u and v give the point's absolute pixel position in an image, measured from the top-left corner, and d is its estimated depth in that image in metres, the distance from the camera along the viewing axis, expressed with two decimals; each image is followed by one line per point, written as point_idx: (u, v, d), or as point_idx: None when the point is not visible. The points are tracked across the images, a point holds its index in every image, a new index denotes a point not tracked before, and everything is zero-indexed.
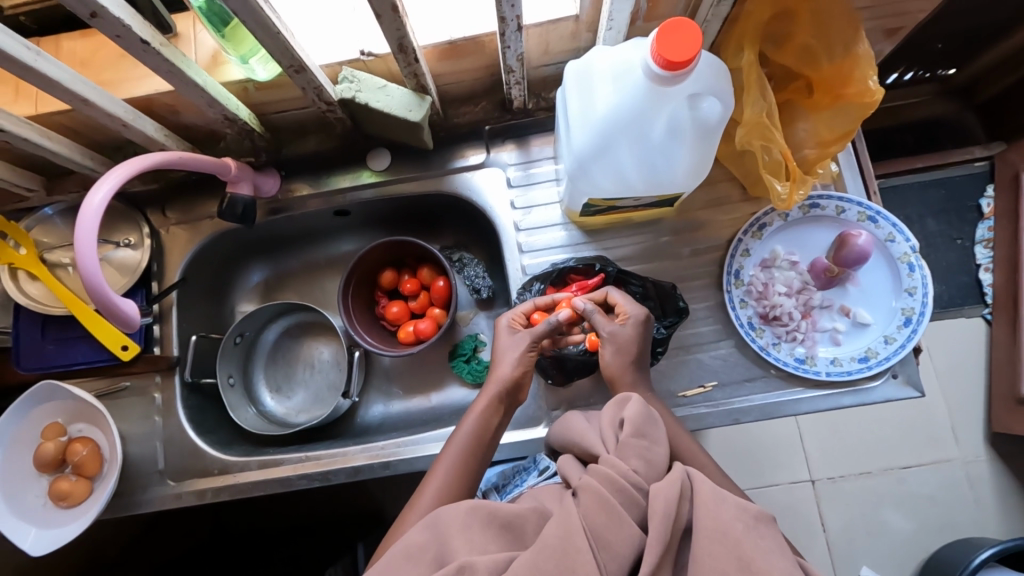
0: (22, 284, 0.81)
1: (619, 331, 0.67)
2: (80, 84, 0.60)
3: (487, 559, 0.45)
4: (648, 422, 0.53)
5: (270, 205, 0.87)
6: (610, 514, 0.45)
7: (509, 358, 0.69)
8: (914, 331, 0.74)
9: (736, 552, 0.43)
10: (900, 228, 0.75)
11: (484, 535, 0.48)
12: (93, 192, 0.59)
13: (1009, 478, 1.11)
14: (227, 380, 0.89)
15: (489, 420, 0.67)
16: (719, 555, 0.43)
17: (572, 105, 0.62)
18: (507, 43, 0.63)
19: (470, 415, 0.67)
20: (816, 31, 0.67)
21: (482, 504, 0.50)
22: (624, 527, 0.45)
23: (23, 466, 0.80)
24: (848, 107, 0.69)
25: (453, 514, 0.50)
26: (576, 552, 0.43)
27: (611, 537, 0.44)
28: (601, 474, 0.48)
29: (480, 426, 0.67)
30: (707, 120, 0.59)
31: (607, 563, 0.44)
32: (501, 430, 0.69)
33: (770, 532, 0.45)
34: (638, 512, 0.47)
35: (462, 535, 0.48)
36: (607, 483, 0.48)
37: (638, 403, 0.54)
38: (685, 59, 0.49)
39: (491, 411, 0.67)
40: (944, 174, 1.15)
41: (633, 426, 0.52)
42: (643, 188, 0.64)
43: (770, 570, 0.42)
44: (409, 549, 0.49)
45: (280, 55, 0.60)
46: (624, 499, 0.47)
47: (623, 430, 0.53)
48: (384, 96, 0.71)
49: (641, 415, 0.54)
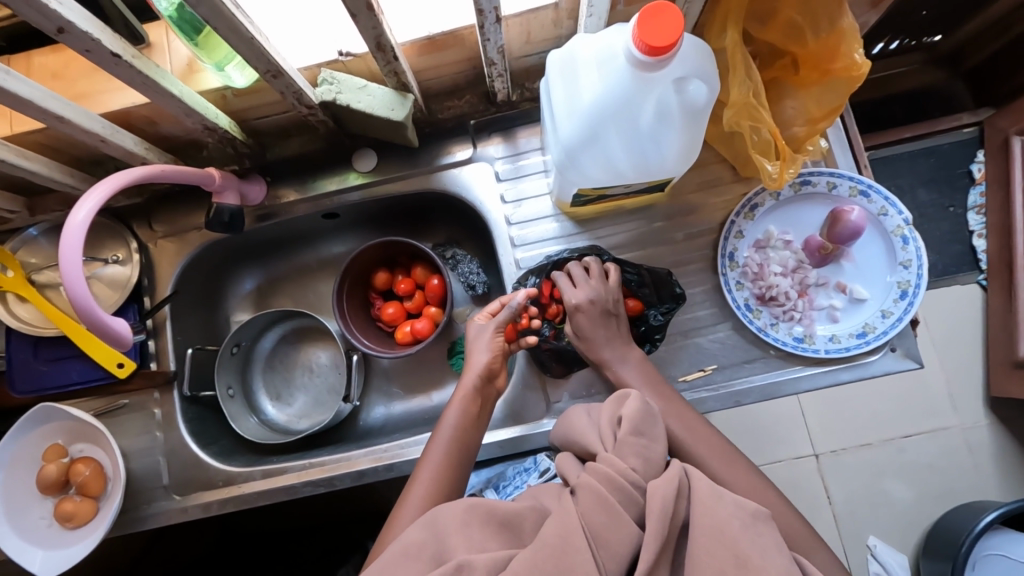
0: (12, 306, 0.80)
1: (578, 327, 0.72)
2: (53, 100, 0.59)
3: (485, 557, 0.45)
4: (647, 419, 0.53)
5: (258, 212, 0.86)
6: (609, 513, 0.45)
7: (481, 348, 0.71)
8: (911, 304, 0.74)
9: (733, 549, 0.43)
10: (892, 201, 0.75)
11: (483, 534, 0.48)
12: (76, 209, 0.58)
13: (1008, 441, 1.12)
14: (226, 391, 0.89)
15: (470, 411, 0.68)
16: (717, 553, 0.43)
17: (556, 97, 0.61)
18: (486, 36, 0.62)
19: (451, 408, 0.68)
20: (801, 5, 0.66)
21: (480, 502, 0.50)
22: (623, 526, 0.45)
23: (25, 490, 0.79)
24: (839, 81, 0.68)
25: (452, 513, 0.50)
26: (575, 552, 0.43)
27: (610, 537, 0.45)
28: (600, 474, 0.48)
29: (463, 416, 0.68)
30: (694, 101, 0.58)
31: (607, 562, 0.44)
32: (483, 419, 0.70)
33: (768, 528, 0.45)
34: (637, 511, 0.47)
35: (460, 533, 0.48)
36: (605, 482, 0.48)
37: (637, 401, 0.54)
38: (668, 43, 0.48)
39: (470, 402, 0.69)
40: (933, 141, 1.15)
41: (631, 424, 0.52)
42: (633, 175, 0.64)
43: (766, 569, 0.42)
44: (409, 548, 0.49)
45: (256, 61, 0.59)
46: (623, 498, 0.47)
47: (622, 429, 0.52)
48: (365, 96, 0.70)
49: (640, 412, 0.53)
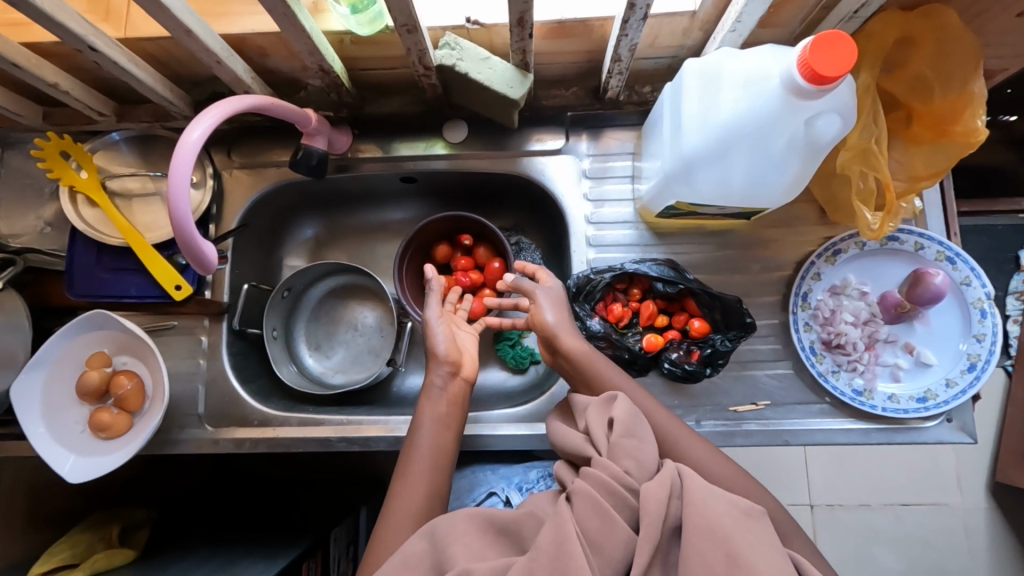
0: (81, 208, 0.80)
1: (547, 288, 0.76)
2: (186, 13, 0.58)
3: (485, 564, 0.46)
4: (636, 421, 0.53)
5: (338, 162, 0.86)
6: (603, 519, 0.45)
7: (437, 336, 0.74)
8: (978, 378, 0.73)
9: (724, 547, 0.43)
10: (978, 272, 0.74)
11: (481, 541, 0.49)
12: (191, 129, 0.57)
13: (1006, 528, 1.13)
14: (271, 332, 0.88)
15: (442, 413, 0.69)
16: (707, 552, 0.43)
17: (689, 107, 0.59)
18: (626, 32, 0.61)
19: (421, 408, 0.70)
20: (932, 61, 0.67)
21: (478, 511, 0.51)
22: (618, 530, 0.45)
23: (63, 392, 0.78)
24: (952, 145, 0.68)
25: (451, 523, 0.50)
26: (571, 558, 0.43)
27: (604, 542, 0.45)
28: (594, 478, 0.48)
29: (434, 415, 0.69)
30: (820, 137, 0.56)
31: (600, 567, 0.44)
32: (458, 416, 0.70)
33: (758, 524, 0.46)
34: (630, 514, 0.47)
35: (459, 542, 0.49)
36: (600, 486, 0.47)
37: (627, 404, 0.54)
38: (834, 75, 0.47)
39: (437, 403, 0.70)
40: (984, 221, 1.13)
41: (621, 426, 0.52)
42: (737, 199, 0.63)
43: (757, 566, 0.42)
44: (407, 558, 0.50)
45: (398, 13, 0.57)
46: (616, 501, 0.47)
47: (613, 432, 0.52)
48: (487, 68, 0.68)
49: (630, 415, 0.53)
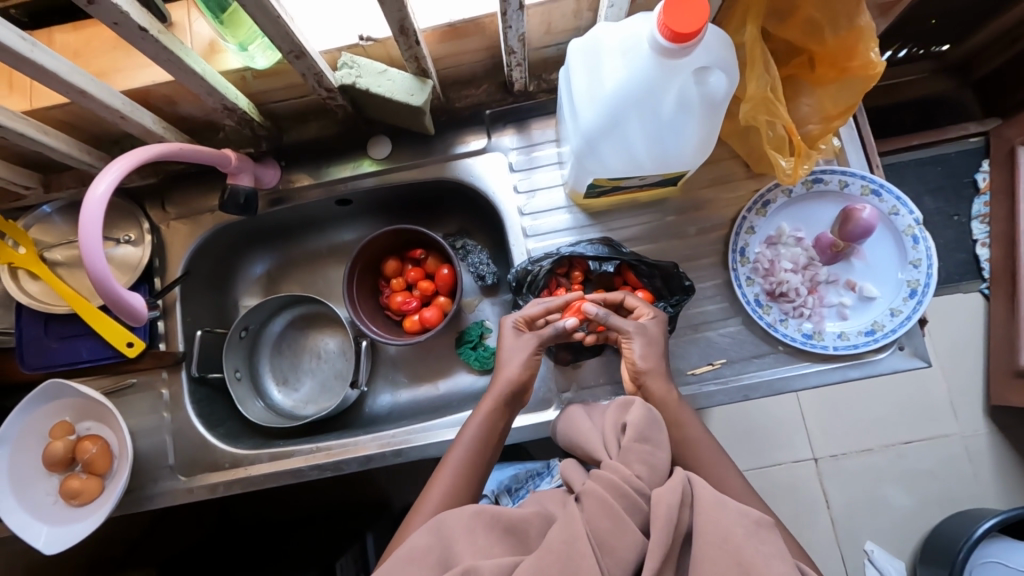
0: (23, 283, 0.80)
1: (646, 325, 0.69)
2: (78, 75, 0.59)
3: (491, 562, 0.46)
4: (651, 426, 0.56)
5: (271, 196, 0.87)
6: (614, 522, 0.47)
7: (515, 359, 0.70)
8: (919, 303, 0.74)
9: (735, 557, 0.45)
10: (904, 201, 0.75)
11: (488, 538, 0.50)
12: (97, 182, 0.58)
13: (1008, 448, 1.13)
14: (234, 373, 0.89)
15: (495, 420, 0.68)
16: (718, 560, 0.45)
17: (577, 84, 0.61)
18: (509, 23, 0.62)
19: (476, 414, 0.68)
20: (818, 3, 0.66)
21: (486, 508, 0.52)
22: (628, 534, 0.47)
23: (31, 465, 0.79)
24: (854, 80, 0.69)
25: (458, 518, 0.51)
26: (580, 557, 0.45)
27: (615, 543, 0.46)
28: (605, 480, 0.50)
29: (488, 424, 0.67)
30: (714, 94, 0.57)
31: (610, 567, 0.46)
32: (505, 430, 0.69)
33: (771, 537, 0.46)
34: (641, 517, 0.49)
35: (466, 539, 0.50)
36: (611, 489, 0.50)
37: (642, 409, 0.57)
38: (693, 29, 0.49)
39: (496, 412, 0.68)
40: (938, 151, 1.15)
41: (637, 431, 0.55)
42: (651, 166, 0.64)
43: (769, 572, 0.44)
44: (414, 552, 0.50)
45: (280, 41, 0.58)
46: (628, 504, 0.49)
47: (627, 435, 0.55)
48: (386, 81, 0.69)
49: (645, 419, 0.56)
